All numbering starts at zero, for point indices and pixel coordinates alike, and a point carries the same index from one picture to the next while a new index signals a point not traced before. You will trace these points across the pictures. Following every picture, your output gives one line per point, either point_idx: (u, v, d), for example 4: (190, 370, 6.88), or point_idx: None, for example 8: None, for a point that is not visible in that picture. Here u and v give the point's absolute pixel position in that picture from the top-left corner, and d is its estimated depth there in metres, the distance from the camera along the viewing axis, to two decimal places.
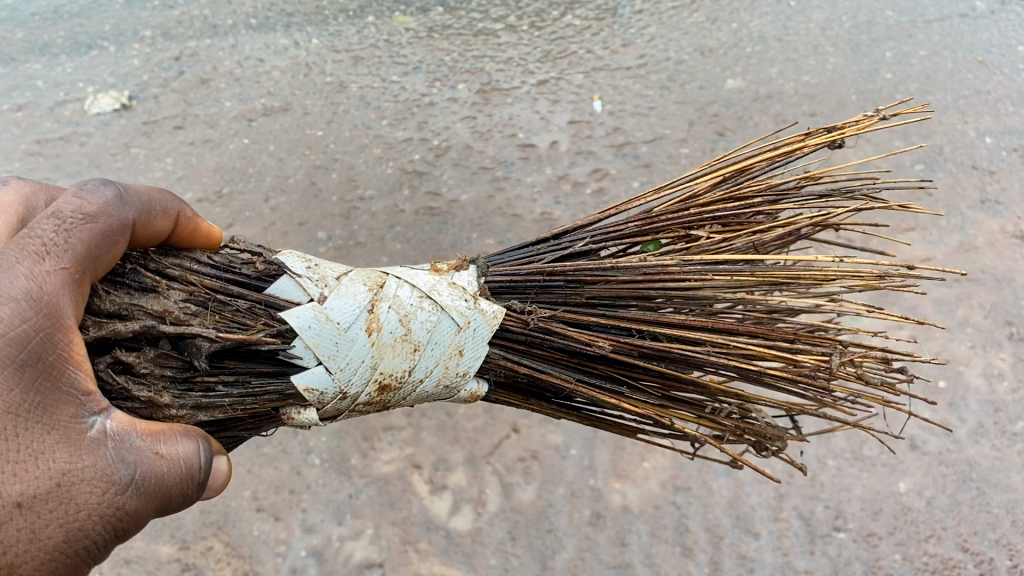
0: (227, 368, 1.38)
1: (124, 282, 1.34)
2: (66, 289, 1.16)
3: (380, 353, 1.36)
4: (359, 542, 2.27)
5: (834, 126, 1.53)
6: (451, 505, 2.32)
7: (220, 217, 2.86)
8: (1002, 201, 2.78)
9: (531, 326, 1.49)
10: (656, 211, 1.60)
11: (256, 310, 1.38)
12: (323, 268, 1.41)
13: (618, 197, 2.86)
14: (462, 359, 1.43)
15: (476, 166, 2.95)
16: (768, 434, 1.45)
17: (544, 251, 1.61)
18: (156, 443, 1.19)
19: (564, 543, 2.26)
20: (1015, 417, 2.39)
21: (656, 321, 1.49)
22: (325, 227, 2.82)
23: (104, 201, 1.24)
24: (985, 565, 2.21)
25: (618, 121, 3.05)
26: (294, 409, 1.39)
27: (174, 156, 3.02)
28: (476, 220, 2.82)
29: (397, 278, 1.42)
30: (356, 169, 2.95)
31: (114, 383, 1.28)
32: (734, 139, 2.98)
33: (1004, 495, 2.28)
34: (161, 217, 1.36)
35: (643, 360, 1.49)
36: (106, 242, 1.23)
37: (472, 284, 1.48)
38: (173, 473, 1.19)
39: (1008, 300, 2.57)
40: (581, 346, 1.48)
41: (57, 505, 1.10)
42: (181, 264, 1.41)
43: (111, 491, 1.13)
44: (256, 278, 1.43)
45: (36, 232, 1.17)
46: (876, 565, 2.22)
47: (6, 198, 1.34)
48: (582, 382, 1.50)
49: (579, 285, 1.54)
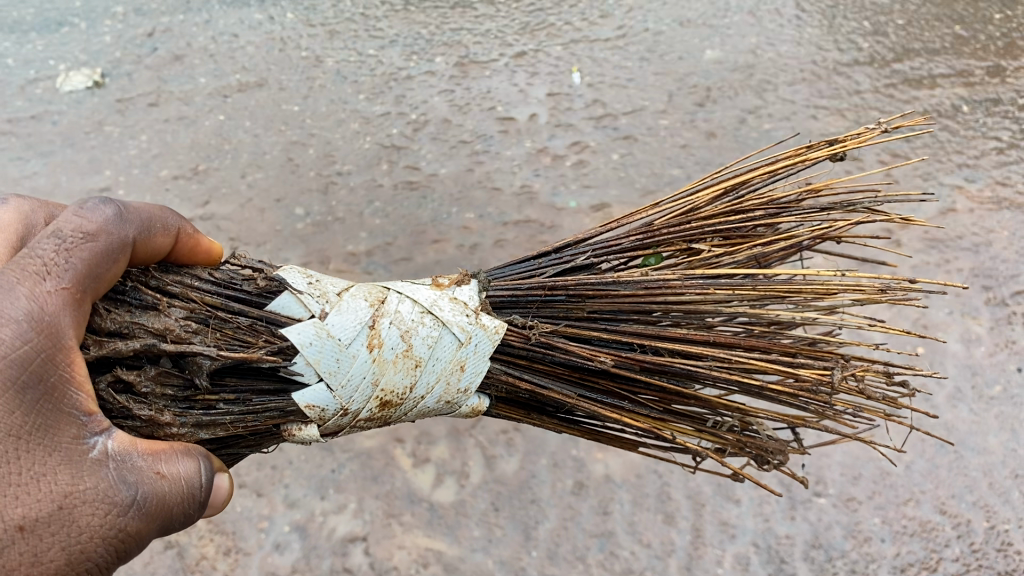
0: (228, 386, 1.37)
1: (124, 300, 1.32)
2: (66, 309, 1.15)
3: (381, 370, 1.35)
4: (342, 517, 2.27)
5: (835, 138, 1.53)
6: (434, 477, 2.32)
7: (197, 194, 2.81)
8: (980, 168, 2.79)
9: (531, 341, 1.47)
10: (656, 223, 1.59)
11: (258, 327, 1.37)
12: (324, 284, 1.41)
13: (597, 169, 2.82)
14: (464, 375, 1.41)
15: (455, 140, 2.90)
16: (769, 447, 1.43)
17: (545, 265, 1.60)
18: (157, 462, 1.18)
19: (547, 513, 2.27)
20: (992, 381, 2.41)
21: (657, 336, 1.48)
22: (302, 204, 2.77)
23: (105, 219, 1.22)
24: (962, 527, 2.23)
25: (597, 93, 3.02)
26: (295, 425, 1.39)
27: (148, 134, 2.97)
28: (455, 194, 2.77)
29: (398, 293, 1.41)
30: (333, 144, 2.91)
31: (114, 402, 1.26)
32: (713, 110, 2.96)
33: (980, 458, 2.31)
34: (161, 234, 1.34)
35: (643, 375, 1.49)
36: (106, 260, 1.21)
37: (473, 299, 1.47)
38: (175, 492, 1.19)
39: (986, 266, 2.59)
40: (581, 361, 1.47)
41: (59, 528, 1.09)
42: (182, 280, 1.39)
43: (113, 513, 1.12)
44: (257, 295, 1.41)
45: (35, 251, 1.15)
46: (856, 529, 2.24)
47: (6, 215, 1.32)
48: (582, 397, 1.50)
49: (579, 300, 1.53)
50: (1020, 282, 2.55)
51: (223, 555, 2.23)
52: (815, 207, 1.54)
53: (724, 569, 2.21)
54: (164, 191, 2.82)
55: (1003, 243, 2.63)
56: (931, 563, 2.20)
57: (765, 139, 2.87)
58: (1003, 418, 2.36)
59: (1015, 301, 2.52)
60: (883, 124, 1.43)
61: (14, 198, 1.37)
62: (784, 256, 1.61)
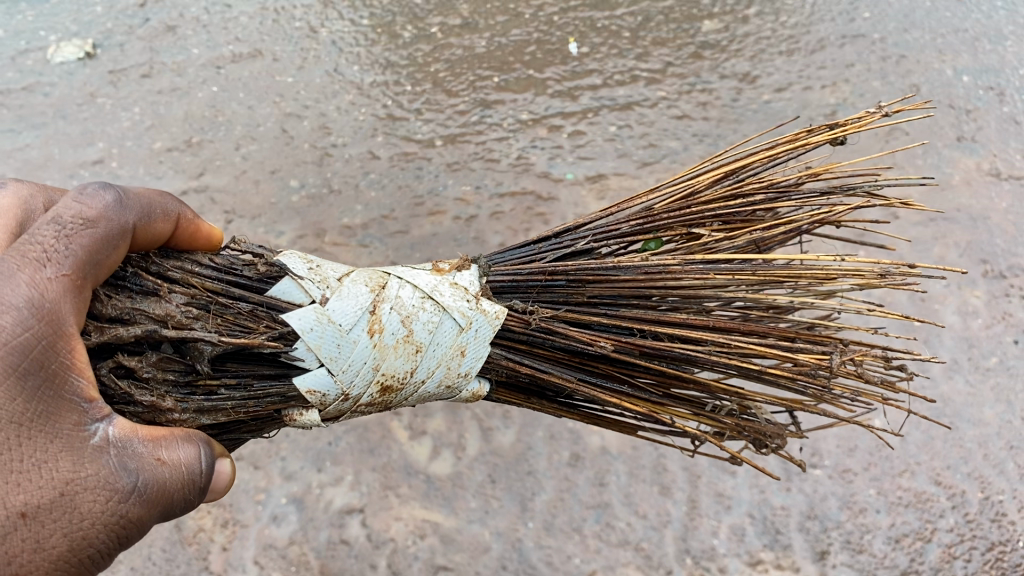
0: (229, 371, 1.36)
1: (125, 285, 1.30)
2: (67, 296, 1.13)
3: (382, 355, 1.34)
4: (339, 489, 2.27)
5: (836, 122, 1.50)
6: (430, 450, 2.33)
7: (191, 166, 2.79)
8: (979, 139, 2.77)
9: (532, 326, 1.46)
10: (655, 207, 1.58)
11: (259, 313, 1.36)
12: (325, 269, 1.40)
13: (594, 142, 2.80)
14: (464, 360, 1.41)
15: (451, 111, 2.87)
16: (765, 431, 1.43)
17: (545, 250, 1.58)
18: (158, 448, 1.17)
19: (544, 484, 2.28)
20: (989, 352, 2.41)
21: (657, 321, 1.47)
22: (297, 176, 2.75)
23: (105, 205, 1.20)
24: (957, 498, 2.24)
25: (595, 64, 2.99)
26: (296, 410, 1.38)
27: (141, 106, 2.93)
28: (451, 165, 2.75)
29: (398, 278, 1.41)
30: (328, 116, 2.88)
31: (116, 388, 1.25)
32: (711, 82, 2.94)
33: (976, 430, 2.31)
34: (161, 219, 1.32)
35: (643, 359, 1.48)
36: (107, 247, 1.19)
37: (474, 284, 1.46)
38: (175, 478, 1.17)
39: (985, 238, 2.58)
40: (581, 345, 1.46)
41: (60, 515, 1.09)
42: (181, 266, 1.37)
43: (113, 499, 1.12)
44: (258, 280, 1.39)
45: (35, 238, 1.14)
46: (851, 500, 2.25)
47: (5, 199, 1.30)
48: (582, 381, 1.49)
49: (580, 285, 1.51)
50: (1018, 254, 2.55)
51: (220, 528, 2.24)
52: (815, 192, 1.53)
53: (719, 540, 2.22)
54: (157, 164, 2.80)
55: (1001, 215, 2.62)
56: (925, 533, 2.21)
57: (763, 110, 2.85)
58: (999, 389, 2.36)
59: (1012, 274, 2.52)
60: (883, 108, 1.40)
61: (13, 184, 1.34)
62: (784, 240, 1.60)
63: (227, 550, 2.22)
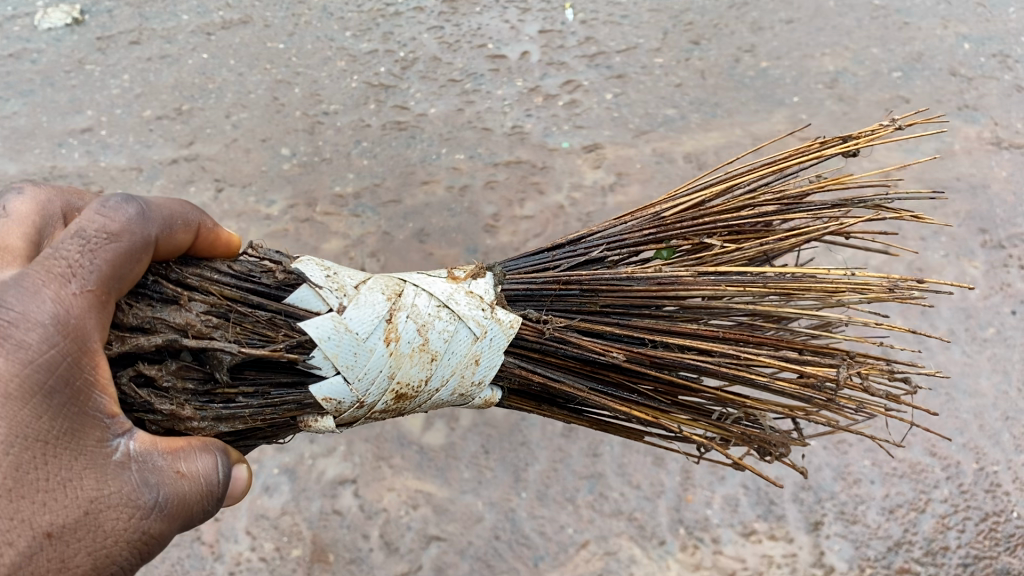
0: (247, 379, 1.32)
1: (146, 293, 1.27)
2: (91, 311, 1.09)
3: (397, 363, 1.30)
4: (331, 459, 2.27)
5: (849, 135, 1.46)
6: (424, 421, 2.32)
7: (180, 134, 2.75)
8: (981, 107, 2.74)
9: (545, 336, 1.42)
10: (667, 216, 1.53)
11: (277, 321, 1.32)
12: (342, 276, 1.35)
13: (590, 110, 2.76)
14: (479, 368, 1.37)
15: (444, 78, 2.83)
16: (773, 441, 1.40)
17: (559, 257, 1.53)
18: (178, 461, 1.13)
19: (537, 455, 2.27)
20: (985, 323, 2.40)
21: (668, 331, 1.43)
22: (288, 143, 2.72)
23: (129, 218, 1.15)
24: (952, 469, 2.23)
25: (591, 30, 2.94)
26: (311, 416, 1.34)
27: (131, 73, 2.89)
28: (444, 134, 2.71)
29: (414, 285, 1.36)
30: (320, 83, 2.84)
31: (136, 397, 1.23)
32: (709, 49, 2.89)
33: (972, 400, 2.31)
34: (183, 230, 1.26)
35: (654, 369, 1.44)
36: (130, 261, 1.15)
37: (489, 293, 1.42)
38: (195, 491, 1.13)
39: (983, 208, 2.55)
40: (593, 355, 1.42)
41: (84, 534, 1.04)
42: (201, 273, 1.34)
43: (136, 517, 1.07)
44: (276, 288, 1.36)
45: (60, 252, 1.09)
46: (846, 471, 2.24)
47: (22, 207, 1.23)
48: (593, 390, 1.45)
49: (592, 294, 1.47)
50: (1017, 224, 2.52)
51: None
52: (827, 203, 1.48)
53: (712, 510, 2.21)
54: (147, 132, 2.76)
55: (1001, 184, 2.59)
56: (919, 504, 2.21)
57: (761, 78, 2.82)
58: (997, 359, 2.35)
59: (1011, 244, 2.49)
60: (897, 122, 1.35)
61: (30, 187, 1.27)
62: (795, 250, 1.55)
63: (218, 520, 2.22)
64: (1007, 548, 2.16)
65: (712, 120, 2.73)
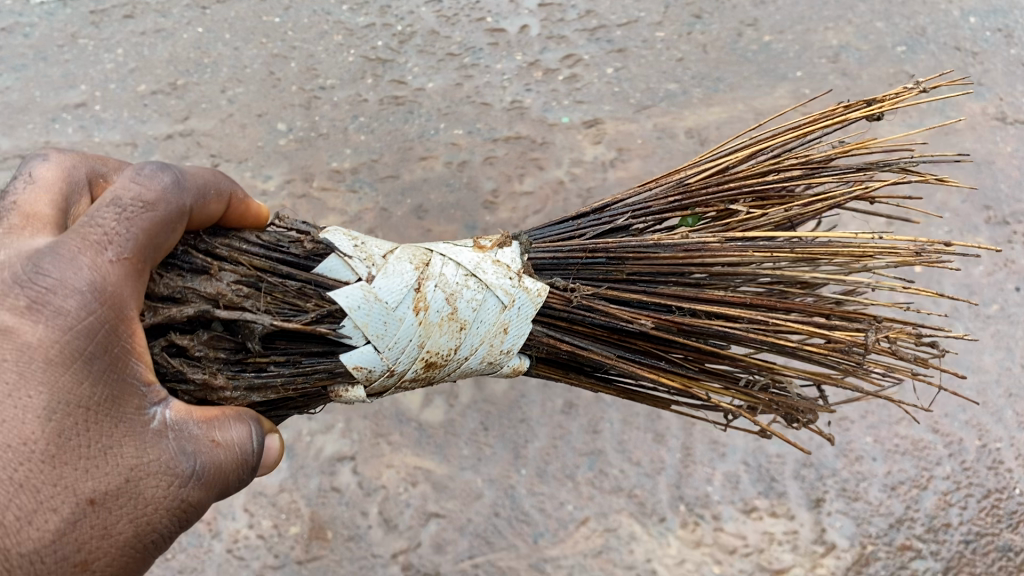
0: (278, 348, 1.30)
1: (175, 263, 1.25)
2: (126, 279, 1.07)
3: (427, 332, 1.29)
4: (330, 436, 2.25)
5: (873, 99, 1.45)
6: (422, 398, 2.29)
7: (176, 110, 2.72)
8: (985, 82, 2.70)
9: (573, 303, 1.40)
10: (692, 183, 1.51)
11: (307, 291, 1.31)
12: (370, 246, 1.34)
13: (590, 85, 2.72)
14: (507, 337, 1.35)
15: (443, 52, 2.78)
16: (799, 406, 1.38)
17: (585, 225, 1.51)
18: (213, 429, 1.12)
19: (536, 432, 2.25)
20: (989, 300, 2.37)
21: (695, 298, 1.41)
22: (284, 118, 2.69)
23: (163, 187, 1.13)
24: (954, 446, 2.22)
25: (592, 5, 2.88)
26: (342, 386, 1.33)
27: (124, 47, 2.84)
28: (443, 108, 2.68)
29: (441, 254, 1.34)
30: (316, 58, 2.80)
31: (169, 366, 1.20)
32: (710, 23, 2.84)
33: (975, 377, 2.29)
34: (214, 201, 1.24)
35: (681, 336, 1.42)
36: (164, 231, 1.13)
37: (516, 262, 1.40)
38: (230, 459, 1.12)
39: (987, 184, 2.53)
40: (622, 323, 1.40)
41: (126, 502, 1.02)
42: (229, 244, 1.32)
43: (176, 484, 1.06)
44: (305, 258, 1.34)
45: (96, 220, 1.07)
46: (847, 448, 2.23)
47: (48, 173, 1.19)
48: (621, 358, 1.43)
49: (619, 262, 1.45)
50: (1021, 200, 2.50)
51: None
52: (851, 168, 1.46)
53: (713, 487, 2.20)
54: (142, 107, 2.73)
55: (1005, 160, 2.57)
56: (921, 481, 2.20)
57: (764, 53, 2.78)
58: (1000, 336, 2.33)
59: (1015, 221, 2.47)
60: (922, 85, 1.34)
61: (54, 153, 1.23)
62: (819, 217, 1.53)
63: None
64: (1008, 525, 2.15)
65: (714, 95, 2.70)
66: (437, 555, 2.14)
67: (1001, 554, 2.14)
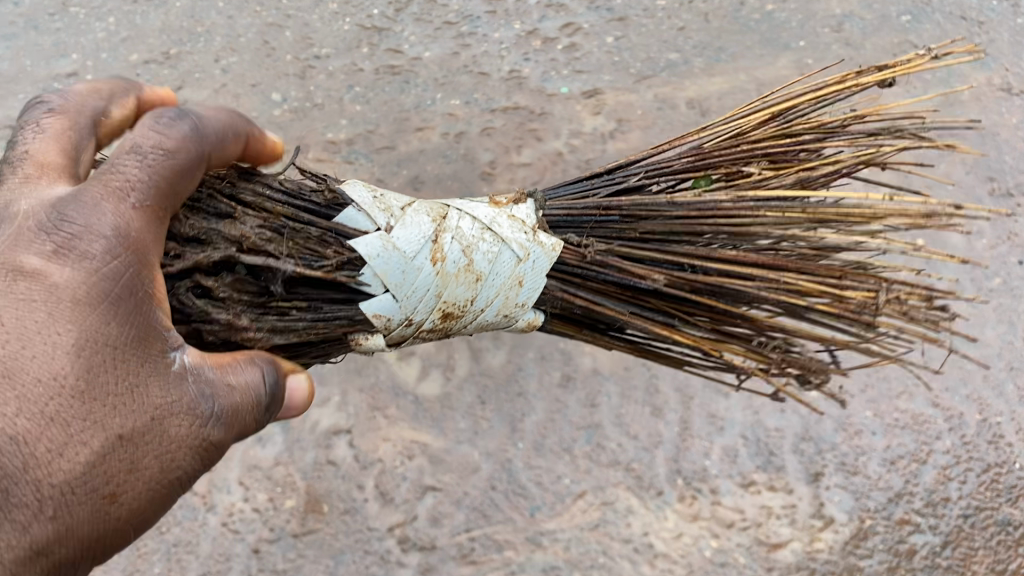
0: (300, 294, 1.29)
1: (200, 207, 1.24)
2: (148, 226, 1.07)
3: (444, 283, 1.26)
4: (325, 410, 2.23)
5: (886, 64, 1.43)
6: (419, 371, 2.27)
7: (169, 79, 2.67)
8: (991, 53, 2.66)
9: (587, 259, 1.37)
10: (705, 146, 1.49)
11: (328, 238, 1.29)
12: (389, 198, 1.32)
13: (590, 55, 2.68)
14: (522, 291, 1.32)
15: (439, 20, 2.73)
16: (811, 367, 1.34)
17: (599, 185, 1.49)
18: (231, 373, 1.09)
19: (534, 405, 2.24)
20: (992, 273, 2.35)
21: (708, 256, 1.37)
22: (279, 89, 2.65)
23: (184, 134, 1.10)
24: (954, 420, 2.20)
25: None
26: (362, 334, 1.31)
27: (117, 16, 2.79)
28: (440, 78, 2.64)
29: (458, 209, 1.32)
30: (311, 27, 2.74)
31: (193, 306, 1.20)
32: None
33: (976, 350, 2.27)
34: (232, 143, 1.21)
35: (694, 295, 1.39)
36: (185, 179, 1.11)
37: (531, 217, 1.37)
38: (250, 403, 1.10)
39: (991, 156, 2.50)
40: (634, 279, 1.37)
41: (152, 439, 1.01)
42: (253, 190, 1.30)
43: (198, 423, 1.05)
44: (326, 207, 1.33)
45: (118, 166, 1.06)
46: (847, 422, 2.21)
47: (57, 123, 1.16)
48: (636, 315, 1.40)
49: (632, 220, 1.42)
50: None
51: None
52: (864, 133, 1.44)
53: (711, 461, 2.19)
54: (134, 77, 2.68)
55: (1010, 131, 2.53)
56: (921, 455, 2.18)
57: (767, 22, 2.72)
58: (1003, 310, 2.30)
59: (1020, 192, 2.44)
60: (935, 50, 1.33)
61: (55, 98, 1.20)
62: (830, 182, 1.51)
63: (211, 471, 2.19)
64: (1008, 499, 2.15)
65: (715, 65, 2.66)
66: (433, 528, 2.13)
67: (1000, 528, 2.13)
